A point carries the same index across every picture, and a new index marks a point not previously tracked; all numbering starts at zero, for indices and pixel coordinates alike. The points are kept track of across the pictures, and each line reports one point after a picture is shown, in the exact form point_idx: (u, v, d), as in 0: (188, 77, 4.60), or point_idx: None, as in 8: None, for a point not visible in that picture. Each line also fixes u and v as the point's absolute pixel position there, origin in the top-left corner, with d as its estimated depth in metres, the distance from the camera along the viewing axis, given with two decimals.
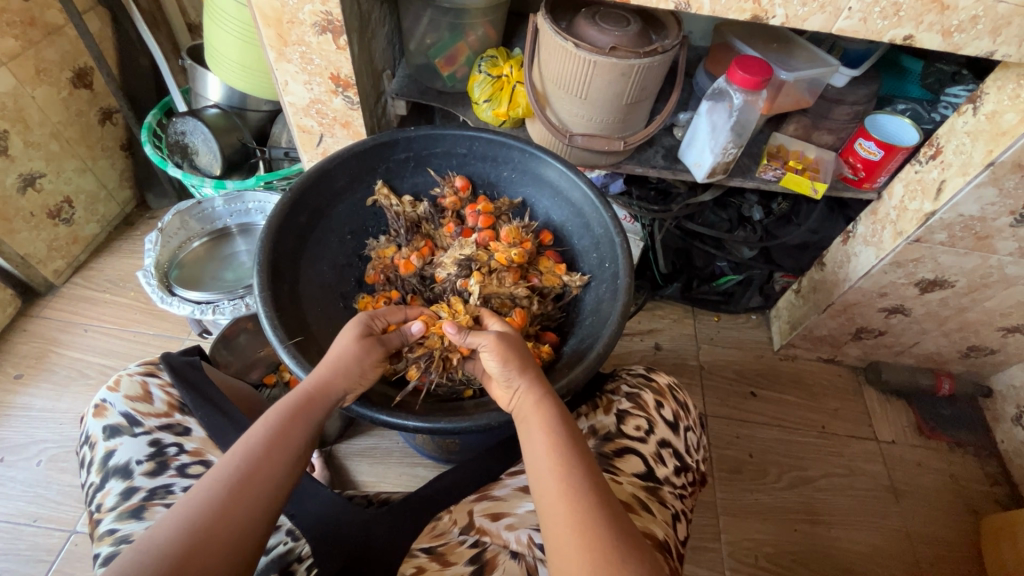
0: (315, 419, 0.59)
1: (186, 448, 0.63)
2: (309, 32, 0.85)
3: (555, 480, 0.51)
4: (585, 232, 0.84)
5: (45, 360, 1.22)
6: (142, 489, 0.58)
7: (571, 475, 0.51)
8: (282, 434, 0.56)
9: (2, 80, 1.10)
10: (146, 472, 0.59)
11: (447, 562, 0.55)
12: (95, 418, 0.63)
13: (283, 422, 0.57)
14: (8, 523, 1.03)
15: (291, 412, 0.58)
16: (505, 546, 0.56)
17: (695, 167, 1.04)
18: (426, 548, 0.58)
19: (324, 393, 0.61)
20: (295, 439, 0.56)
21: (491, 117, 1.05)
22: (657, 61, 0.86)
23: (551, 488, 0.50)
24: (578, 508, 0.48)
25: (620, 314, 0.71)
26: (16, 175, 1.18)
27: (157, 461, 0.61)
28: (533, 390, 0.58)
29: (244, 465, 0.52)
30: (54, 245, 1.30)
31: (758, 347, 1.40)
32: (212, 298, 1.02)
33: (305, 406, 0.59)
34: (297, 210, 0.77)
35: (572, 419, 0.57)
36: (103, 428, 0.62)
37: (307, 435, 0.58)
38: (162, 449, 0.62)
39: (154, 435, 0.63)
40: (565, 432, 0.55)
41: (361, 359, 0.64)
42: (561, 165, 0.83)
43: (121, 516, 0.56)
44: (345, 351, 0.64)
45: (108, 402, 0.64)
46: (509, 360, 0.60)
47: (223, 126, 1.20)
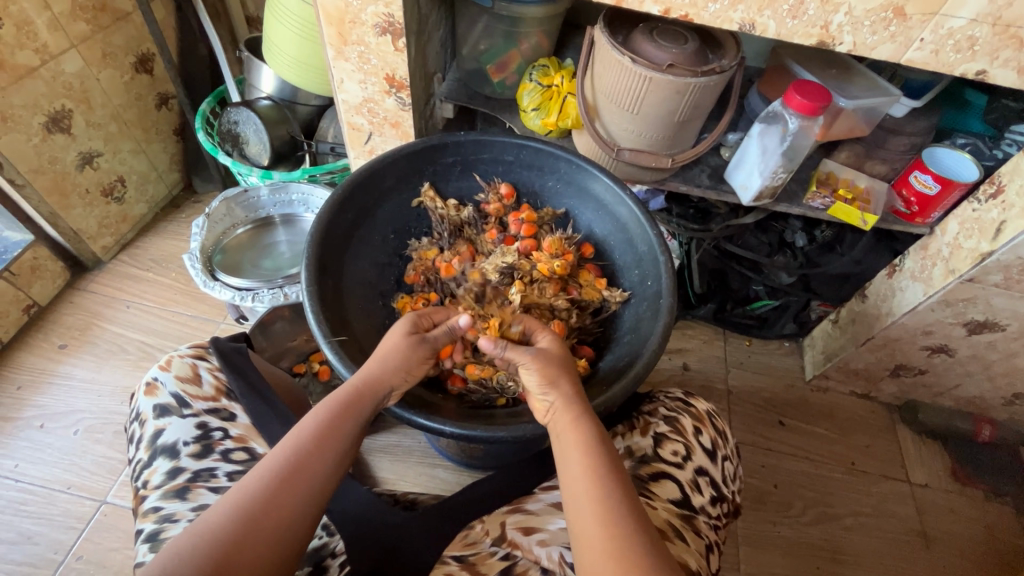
0: (363, 414, 0.60)
1: (231, 433, 0.64)
2: (369, 32, 0.87)
3: (592, 506, 0.50)
4: (628, 248, 0.83)
5: (87, 333, 1.26)
6: (187, 471, 0.59)
7: (610, 501, 0.50)
8: (333, 428, 0.57)
9: (71, 62, 1.16)
10: (192, 454, 0.61)
11: (478, 572, 0.55)
12: (146, 396, 0.64)
13: (332, 414, 0.57)
14: (43, 487, 1.06)
15: (340, 406, 0.58)
16: (536, 562, 0.55)
17: (741, 190, 1.02)
18: (456, 556, 0.57)
19: (374, 388, 0.61)
20: (343, 434, 0.57)
21: (539, 126, 1.05)
22: (714, 81, 0.85)
23: (589, 517, 0.49)
24: (618, 535, 0.48)
25: (663, 332, 0.71)
26: (76, 152, 1.23)
27: (203, 443, 0.62)
28: (569, 410, 0.58)
29: (294, 457, 0.53)
30: (105, 222, 1.35)
31: (789, 375, 1.37)
32: (252, 285, 1.04)
33: (354, 399, 0.59)
34: (346, 207, 0.78)
35: (609, 440, 0.56)
36: (154, 406, 0.63)
37: (354, 430, 0.58)
38: (208, 432, 0.63)
39: (200, 417, 0.64)
40: (604, 454, 0.54)
41: (408, 355, 0.65)
42: (609, 179, 0.83)
43: (166, 495, 0.58)
44: (397, 349, 0.64)
45: (160, 381, 0.64)
46: (549, 374, 0.61)
47: (274, 118, 1.23)
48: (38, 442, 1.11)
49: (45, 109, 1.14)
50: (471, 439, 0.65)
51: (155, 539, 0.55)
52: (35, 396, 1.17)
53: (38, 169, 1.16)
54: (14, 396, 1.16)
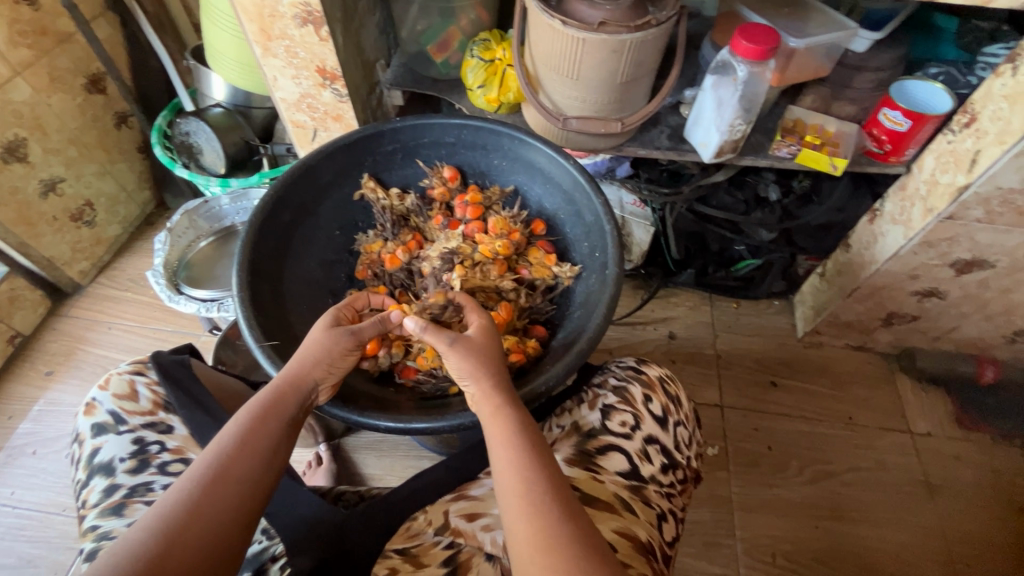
0: (289, 414, 0.59)
1: (168, 446, 0.64)
2: (290, 25, 0.84)
3: (516, 497, 0.48)
4: (577, 221, 0.80)
5: (72, 358, 1.28)
6: (123, 487, 0.61)
7: (533, 488, 0.49)
8: (257, 430, 0.56)
9: (19, 90, 1.15)
10: (127, 469, 0.62)
11: (421, 564, 0.56)
12: (85, 416, 0.66)
13: (255, 419, 0.57)
14: (40, 511, 1.09)
15: (264, 409, 0.58)
16: (480, 548, 0.57)
17: (702, 148, 0.98)
18: (399, 549, 0.58)
19: (297, 387, 0.61)
20: (268, 435, 0.57)
21: (485, 104, 1.02)
22: (651, 34, 0.80)
23: (514, 507, 0.48)
24: (542, 521, 0.46)
25: (608, 304, 0.68)
26: (37, 180, 1.23)
27: (139, 459, 0.63)
28: (489, 399, 0.57)
29: (216, 466, 0.52)
30: (79, 247, 1.35)
31: (780, 334, 1.33)
32: (217, 295, 1.05)
33: (276, 402, 0.59)
34: (280, 208, 0.76)
35: (533, 425, 0.55)
36: (92, 426, 0.65)
37: (281, 430, 0.58)
38: (144, 446, 0.64)
39: (137, 433, 0.65)
40: (531, 440, 0.53)
41: (334, 349, 0.64)
42: (549, 149, 0.80)
43: (103, 513, 0.59)
44: (315, 341, 0.64)
45: (97, 401, 0.66)
46: (472, 362, 0.59)
47: (226, 125, 1.21)
48: (31, 468, 1.13)
49: None
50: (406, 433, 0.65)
51: (94, 557, 0.56)
52: (26, 424, 1.19)
53: (0, 201, 1.17)
54: (6, 426, 1.18)
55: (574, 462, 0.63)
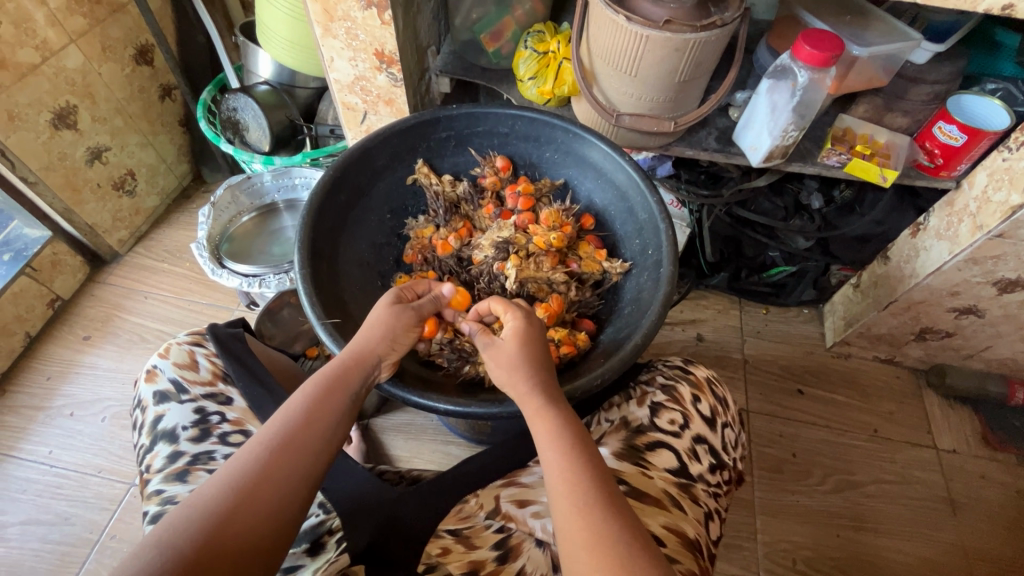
0: (351, 387, 0.60)
1: (228, 417, 0.67)
2: (354, 7, 0.84)
3: (565, 489, 0.49)
4: (628, 217, 0.81)
5: (109, 324, 1.30)
6: (186, 454, 0.63)
7: (581, 483, 0.50)
8: (321, 401, 0.58)
9: (72, 57, 1.17)
10: (190, 438, 0.64)
11: (473, 546, 0.59)
12: (147, 383, 0.67)
13: (319, 391, 0.58)
14: (76, 472, 1.11)
15: (329, 382, 0.60)
16: (530, 534, 0.59)
17: (752, 151, 0.97)
18: (451, 530, 0.61)
19: (360, 361, 0.62)
20: (331, 407, 0.58)
21: (536, 96, 1.02)
22: (715, 35, 0.80)
23: (563, 506, 0.49)
24: (591, 520, 0.47)
25: (662, 303, 0.69)
26: (84, 147, 1.24)
27: (201, 428, 0.65)
28: (531, 401, 0.57)
29: (282, 434, 0.54)
30: (119, 215, 1.37)
31: (808, 343, 1.33)
32: (259, 271, 1.07)
33: (342, 375, 0.61)
34: (338, 187, 0.77)
35: (579, 423, 0.55)
36: (154, 393, 0.67)
37: (344, 403, 0.59)
38: (206, 416, 0.66)
39: (198, 402, 0.67)
40: (575, 436, 0.54)
41: (395, 328, 0.65)
42: (606, 145, 0.80)
43: (168, 478, 0.61)
44: (378, 319, 0.65)
45: (159, 368, 0.68)
46: (524, 356, 0.60)
47: (272, 102, 1.22)
48: (69, 429, 1.16)
49: (51, 106, 1.15)
50: (468, 416, 0.66)
51: (158, 520, 0.58)
52: (64, 385, 1.21)
53: (49, 166, 1.19)
54: (45, 386, 1.21)
55: (622, 456, 0.64)
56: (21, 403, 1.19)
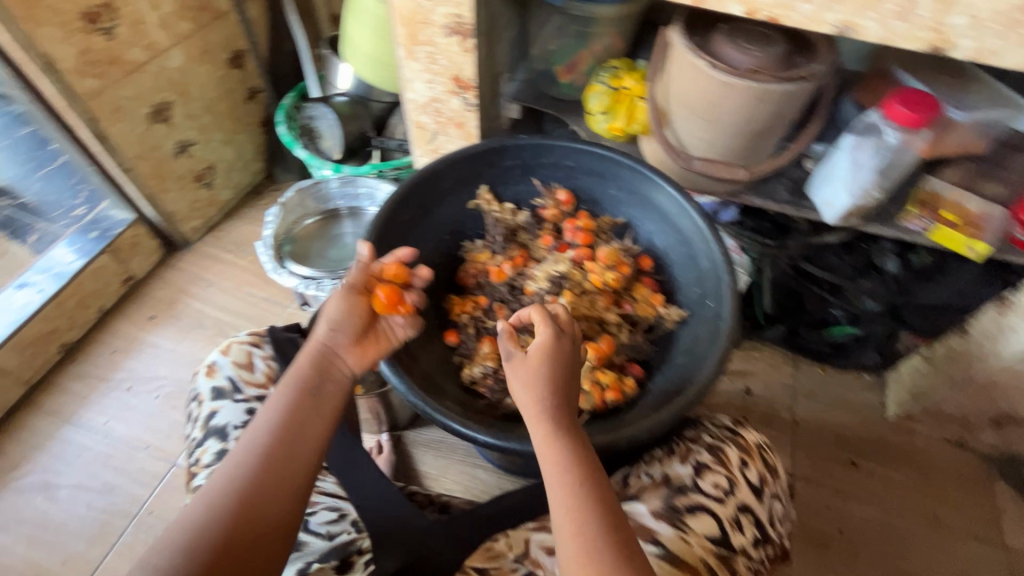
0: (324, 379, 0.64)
1: None
2: (438, 33, 0.87)
3: (570, 529, 0.51)
4: (689, 265, 0.79)
5: (174, 307, 1.38)
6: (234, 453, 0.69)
7: (585, 525, 0.51)
8: (296, 397, 0.62)
9: (174, 58, 1.26)
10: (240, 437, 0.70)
11: None
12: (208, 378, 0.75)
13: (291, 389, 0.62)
14: (126, 445, 1.17)
15: (301, 385, 0.63)
16: None
17: (825, 207, 0.93)
18: (479, 568, 0.63)
19: (323, 353, 0.65)
20: (305, 401, 0.62)
21: (605, 131, 1.02)
22: (801, 88, 0.78)
23: (567, 541, 0.51)
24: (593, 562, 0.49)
25: (720, 358, 0.66)
26: (173, 140, 1.33)
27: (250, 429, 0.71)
28: (541, 425, 0.57)
29: (263, 437, 0.59)
30: (195, 206, 1.46)
31: (867, 411, 1.24)
32: (316, 275, 1.11)
33: (308, 376, 0.63)
34: (404, 206, 0.79)
35: (586, 452, 0.56)
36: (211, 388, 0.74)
37: (320, 393, 0.63)
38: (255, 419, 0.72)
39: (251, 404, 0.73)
40: (580, 470, 0.55)
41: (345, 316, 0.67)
42: (673, 189, 0.78)
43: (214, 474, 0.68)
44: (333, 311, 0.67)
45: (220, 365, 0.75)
46: (540, 369, 0.59)
47: (349, 113, 1.30)
48: (125, 403, 1.23)
49: (150, 101, 1.25)
50: (507, 451, 0.65)
51: None
52: (126, 360, 1.29)
53: (141, 155, 1.28)
54: (109, 359, 1.29)
55: (661, 516, 0.62)
56: (87, 372, 1.27)
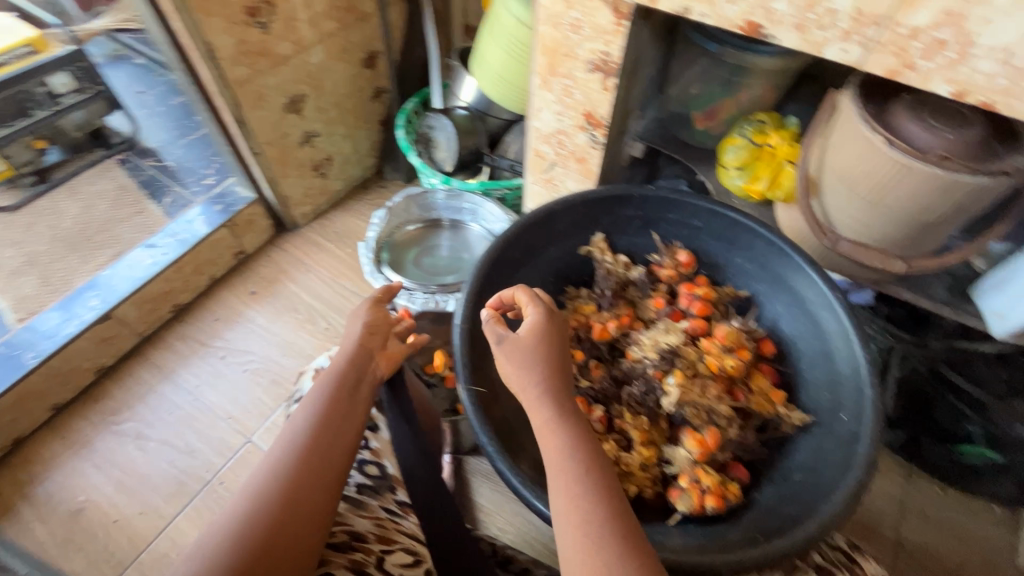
0: (352, 388, 0.73)
1: (370, 445, 0.83)
2: (580, 67, 0.83)
3: (573, 529, 0.49)
4: (822, 362, 0.69)
5: (273, 286, 1.45)
6: None
7: (588, 523, 0.48)
8: (329, 402, 0.70)
9: (316, 54, 1.32)
10: None
11: None
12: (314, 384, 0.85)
13: (324, 398, 0.70)
14: (211, 411, 1.25)
15: (336, 378, 0.73)
16: None
17: (994, 318, 0.78)
18: None
19: (354, 368, 0.74)
20: (338, 406, 0.70)
21: (739, 189, 0.93)
22: (998, 184, 0.66)
23: (570, 532, 0.49)
24: (596, 559, 0.46)
25: (854, 488, 0.57)
26: (301, 130, 1.40)
27: None
28: (540, 413, 0.56)
29: (305, 436, 0.66)
30: (309, 193, 1.52)
31: (991, 550, 1.06)
32: (410, 286, 1.11)
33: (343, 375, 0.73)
34: (515, 245, 0.76)
35: (590, 446, 0.54)
36: None
37: (350, 401, 0.71)
38: None
39: None
40: (581, 463, 0.53)
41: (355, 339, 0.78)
42: (817, 276, 0.68)
43: None
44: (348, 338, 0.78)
45: None
46: (535, 350, 0.59)
47: (466, 127, 1.30)
48: (217, 371, 1.30)
49: (288, 92, 1.31)
50: None
51: None
52: (224, 330, 1.37)
53: (271, 141, 1.35)
54: (211, 325, 1.38)
55: None
56: (191, 334, 1.37)
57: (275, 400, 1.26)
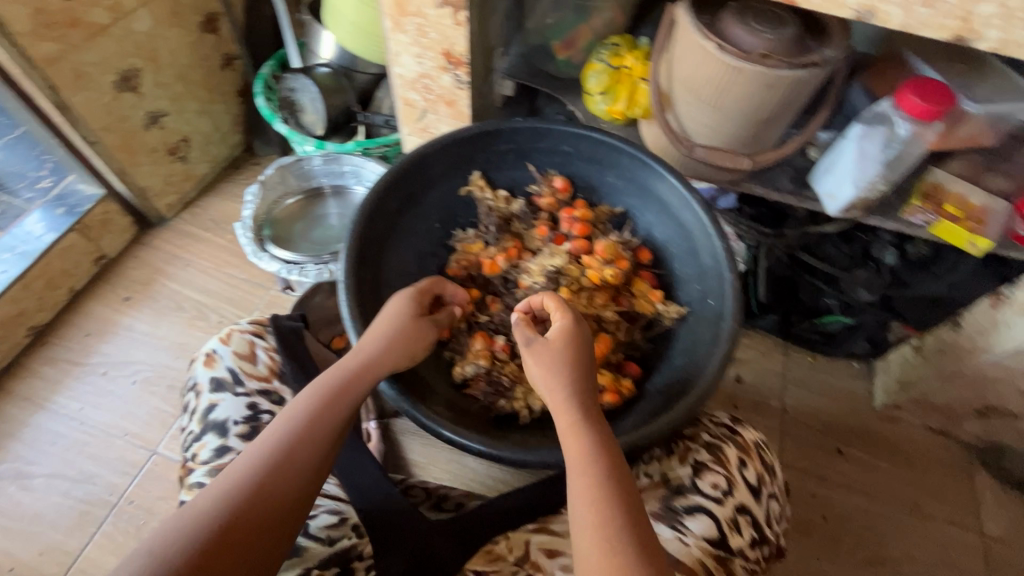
0: (355, 393, 0.62)
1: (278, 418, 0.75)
2: (428, 4, 0.81)
3: (590, 527, 0.49)
4: (691, 259, 0.75)
5: (149, 288, 1.32)
6: (233, 450, 0.70)
7: (608, 522, 0.49)
8: (327, 407, 0.60)
9: (141, 21, 1.17)
10: (240, 434, 0.71)
11: None
12: (206, 366, 0.76)
13: (322, 399, 0.60)
14: (103, 432, 1.14)
15: (338, 378, 0.62)
16: None
17: (828, 199, 0.90)
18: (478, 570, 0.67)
19: (366, 369, 0.64)
20: (336, 413, 0.60)
21: (604, 113, 0.97)
22: (813, 74, 0.73)
23: (584, 532, 0.49)
24: (615, 559, 0.47)
25: (722, 360, 0.63)
26: (143, 111, 1.25)
27: (251, 425, 0.73)
28: (566, 416, 0.57)
29: (288, 440, 0.57)
30: (170, 181, 1.38)
31: (855, 400, 1.25)
32: (299, 259, 1.06)
33: (346, 389, 0.62)
34: (391, 194, 0.75)
35: (614, 447, 0.55)
36: (210, 379, 0.75)
37: (348, 409, 0.61)
38: (257, 415, 0.74)
39: (252, 398, 0.75)
40: (604, 463, 0.53)
41: (401, 335, 0.67)
42: (675, 180, 0.74)
43: (210, 472, 0.68)
44: (388, 329, 0.67)
45: (218, 354, 0.77)
46: (559, 359, 0.60)
47: (331, 86, 1.22)
48: (101, 389, 1.18)
49: (116, 68, 1.16)
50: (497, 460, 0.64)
51: None
52: (100, 344, 1.24)
53: (108, 126, 1.19)
54: (83, 342, 1.24)
55: (659, 516, 0.66)
56: (59, 356, 1.22)
57: (176, 406, 1.17)
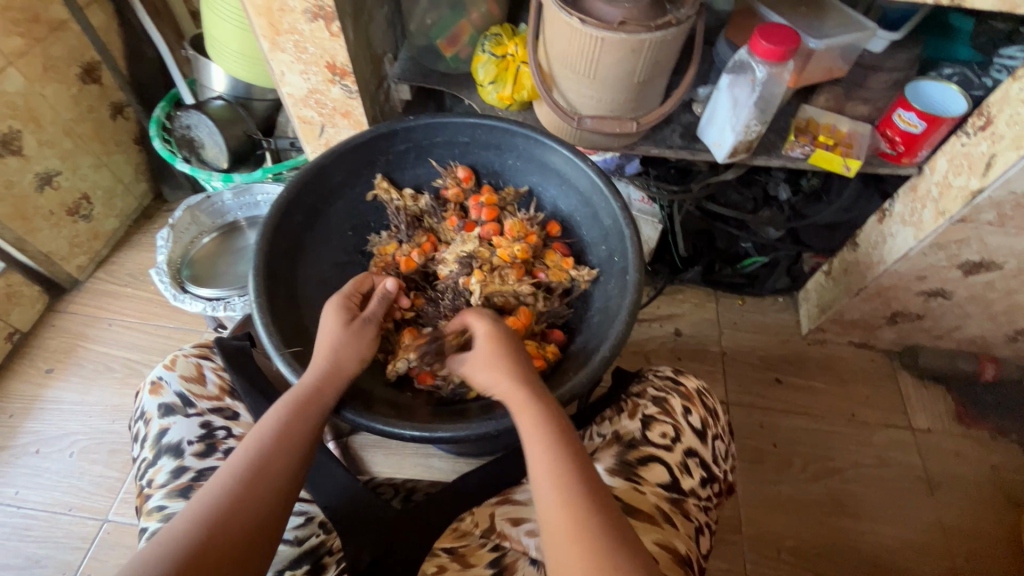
0: (320, 408, 0.61)
1: (234, 432, 0.73)
2: (300, 19, 0.81)
3: (551, 486, 0.51)
4: (594, 223, 0.80)
5: (73, 355, 1.26)
6: (191, 470, 0.68)
7: (564, 480, 0.51)
8: (292, 425, 0.58)
9: (11, 80, 1.11)
10: (196, 453, 0.69)
11: (468, 563, 0.63)
12: (152, 394, 0.74)
13: (287, 416, 0.59)
14: (46, 511, 1.08)
15: (299, 396, 0.61)
16: (525, 552, 0.63)
17: (716, 147, 0.96)
18: (447, 549, 0.66)
19: (329, 384, 0.63)
20: (301, 431, 0.59)
21: (496, 101, 1.00)
22: (672, 34, 0.78)
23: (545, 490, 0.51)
24: (576, 510, 0.49)
25: (631, 307, 0.68)
26: (32, 174, 1.19)
27: (207, 443, 0.71)
28: (516, 394, 0.59)
29: (256, 461, 0.55)
30: (76, 242, 1.32)
31: (784, 331, 1.33)
32: (223, 294, 1.04)
33: (312, 402, 0.61)
34: (293, 210, 0.75)
35: (564, 416, 0.57)
36: (158, 405, 0.73)
37: (312, 427, 0.60)
38: (212, 431, 0.72)
39: (205, 417, 0.73)
40: (557, 431, 0.55)
41: (351, 344, 0.67)
42: (567, 151, 0.78)
43: (169, 494, 0.66)
44: (341, 340, 0.66)
45: (164, 380, 0.75)
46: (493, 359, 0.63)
47: (228, 117, 1.19)
48: (35, 467, 1.12)
49: None
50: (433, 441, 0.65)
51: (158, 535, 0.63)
52: (26, 422, 1.17)
53: None
54: (6, 425, 1.17)
55: (616, 472, 0.67)
56: None
57: (122, 469, 1.13)
